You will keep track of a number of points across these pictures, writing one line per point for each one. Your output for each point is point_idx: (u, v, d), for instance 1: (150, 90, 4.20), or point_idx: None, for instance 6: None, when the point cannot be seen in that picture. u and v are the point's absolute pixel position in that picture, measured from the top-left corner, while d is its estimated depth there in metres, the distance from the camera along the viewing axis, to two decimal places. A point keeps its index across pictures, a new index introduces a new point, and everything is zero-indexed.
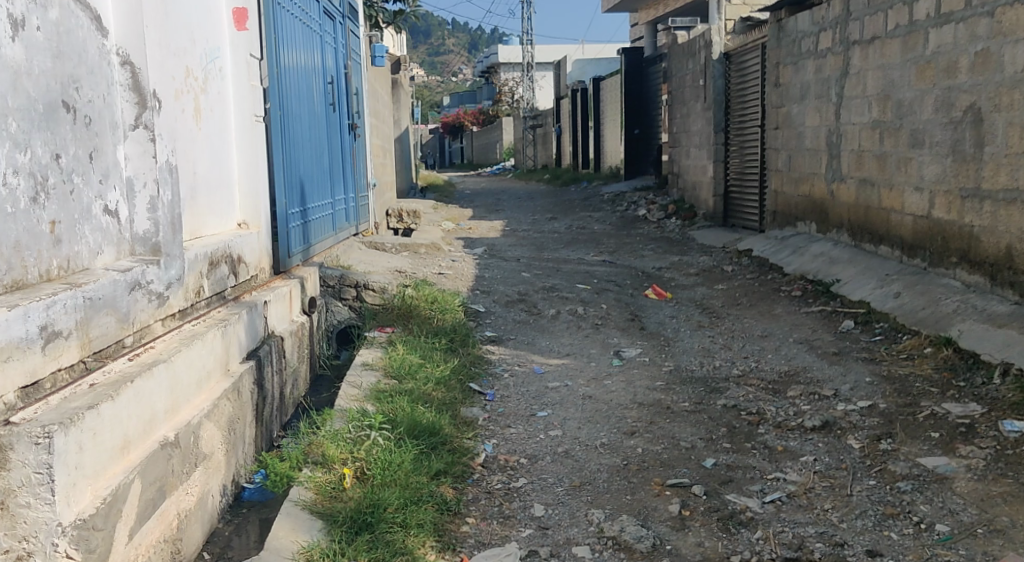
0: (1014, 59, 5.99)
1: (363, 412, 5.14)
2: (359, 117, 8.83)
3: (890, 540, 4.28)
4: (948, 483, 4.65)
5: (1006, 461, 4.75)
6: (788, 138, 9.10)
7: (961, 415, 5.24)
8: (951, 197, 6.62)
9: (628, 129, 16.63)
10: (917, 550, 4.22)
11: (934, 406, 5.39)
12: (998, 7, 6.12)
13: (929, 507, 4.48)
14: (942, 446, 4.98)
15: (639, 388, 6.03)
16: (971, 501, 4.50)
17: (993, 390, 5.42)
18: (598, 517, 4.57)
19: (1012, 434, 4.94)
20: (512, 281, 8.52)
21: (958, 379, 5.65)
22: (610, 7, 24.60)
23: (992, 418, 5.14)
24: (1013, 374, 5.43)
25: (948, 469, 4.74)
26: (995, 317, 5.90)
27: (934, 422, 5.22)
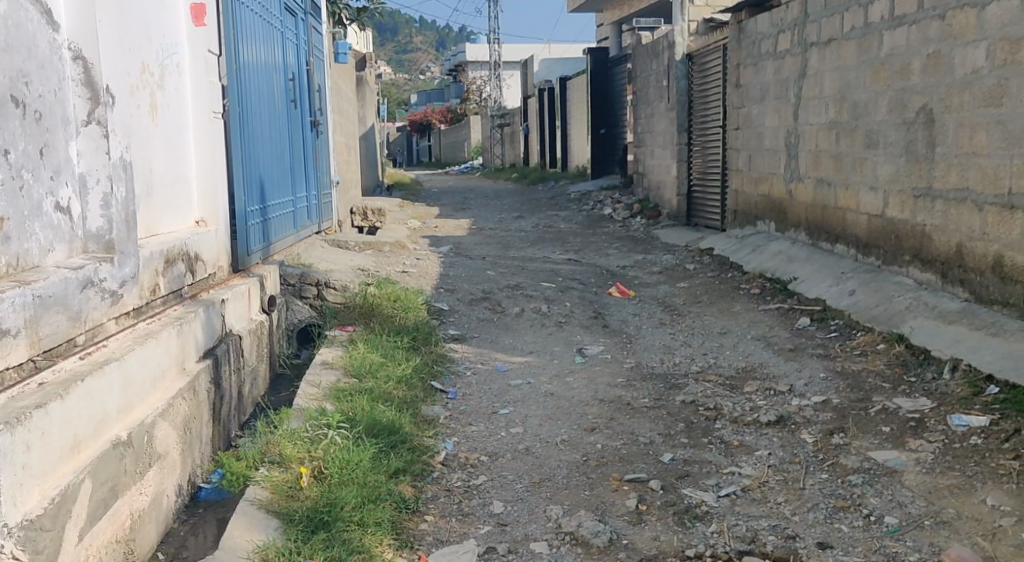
0: (964, 61, 6.06)
1: (321, 410, 5.13)
2: (322, 114, 8.79)
3: (840, 532, 4.33)
4: (897, 477, 4.70)
5: (953, 455, 4.81)
6: (747, 139, 9.17)
7: (912, 409, 5.29)
8: (904, 196, 6.68)
9: (594, 129, 16.68)
10: (866, 542, 4.26)
11: (885, 401, 5.44)
12: (949, 10, 6.19)
13: (878, 499, 4.53)
14: (892, 440, 5.03)
15: (601, 385, 6.04)
16: (919, 493, 4.55)
17: (943, 385, 5.48)
18: (557, 513, 4.58)
19: (960, 429, 5.00)
20: (476, 280, 8.51)
21: (909, 374, 5.71)
22: (576, 8, 24.63)
23: (942, 413, 5.20)
24: (962, 370, 5.50)
25: (898, 463, 4.80)
26: (945, 314, 5.99)
27: (885, 417, 5.27)
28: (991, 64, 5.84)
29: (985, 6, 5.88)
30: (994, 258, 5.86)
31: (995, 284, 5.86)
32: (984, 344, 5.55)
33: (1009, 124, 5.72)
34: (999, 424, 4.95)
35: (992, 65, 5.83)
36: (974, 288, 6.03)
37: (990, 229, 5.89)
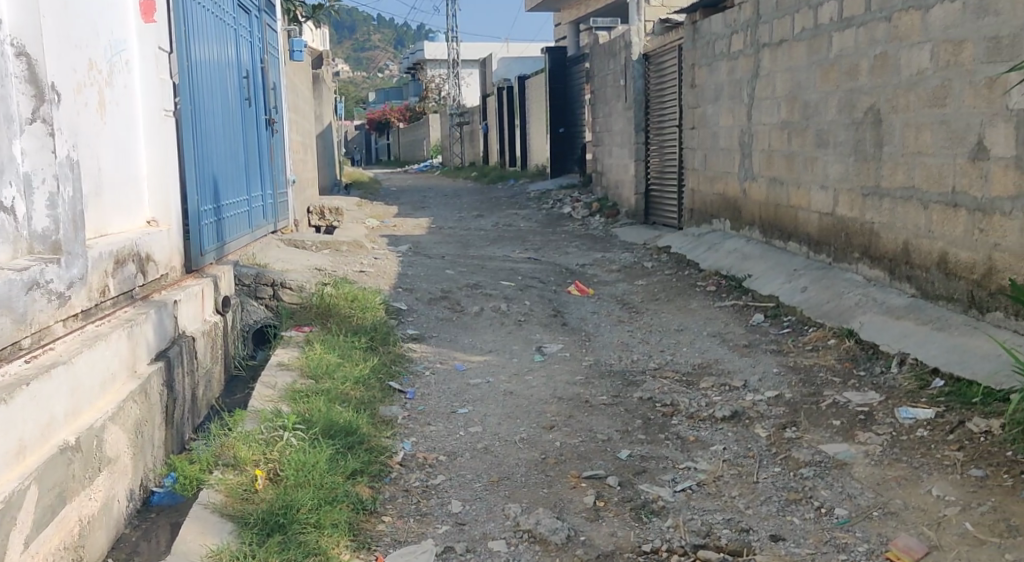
0: (909, 62, 6.13)
1: (275, 412, 5.10)
2: (277, 112, 8.74)
3: (792, 525, 4.39)
4: (847, 469, 4.76)
5: (901, 447, 4.87)
6: (702, 138, 9.22)
7: (861, 403, 5.35)
8: (853, 195, 6.75)
9: (553, 128, 16.71)
10: (817, 533, 4.32)
11: (836, 395, 5.50)
12: (895, 12, 6.25)
13: (829, 491, 4.60)
14: (843, 433, 5.09)
15: (560, 383, 6.05)
16: (868, 484, 4.61)
17: (891, 378, 5.55)
18: (515, 511, 4.59)
19: (908, 422, 5.06)
20: (434, 279, 8.49)
21: (859, 368, 5.78)
22: (533, 7, 24.63)
23: (890, 406, 5.26)
24: (909, 363, 5.57)
25: (848, 456, 4.85)
26: (893, 309, 6.08)
27: (835, 410, 5.33)
28: (935, 65, 5.92)
29: (929, 8, 5.95)
30: (939, 254, 5.94)
31: (940, 280, 5.94)
32: (931, 339, 5.63)
33: (952, 124, 5.79)
34: (945, 416, 5.02)
35: (936, 67, 5.91)
36: (921, 284, 6.11)
37: (935, 227, 5.97)
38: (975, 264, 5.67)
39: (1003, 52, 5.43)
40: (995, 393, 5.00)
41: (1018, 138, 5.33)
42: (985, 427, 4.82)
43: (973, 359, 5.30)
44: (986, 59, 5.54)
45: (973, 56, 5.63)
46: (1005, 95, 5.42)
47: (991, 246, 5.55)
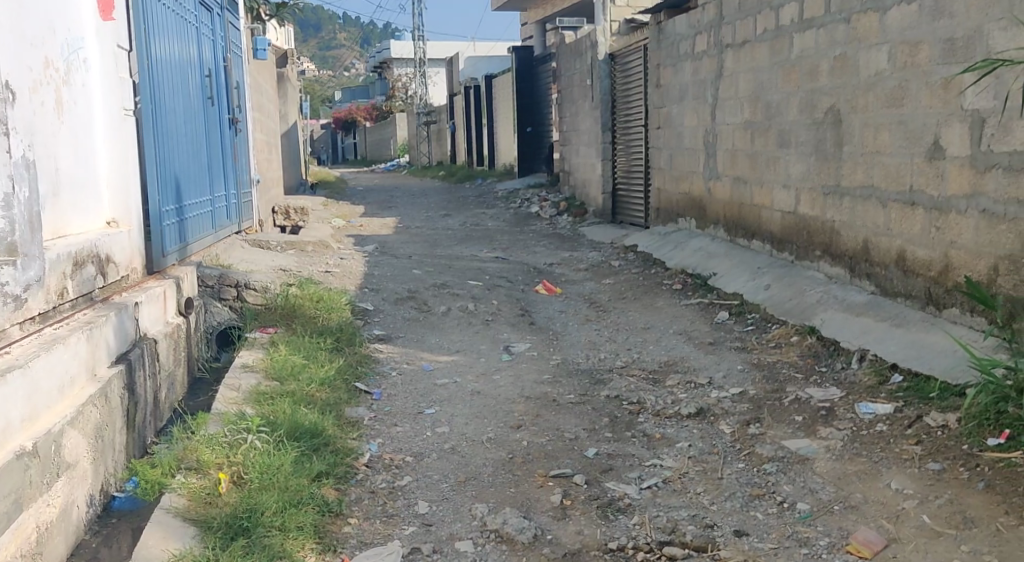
0: (868, 63, 6.17)
1: (239, 414, 5.06)
2: (240, 111, 8.69)
3: (755, 520, 4.43)
4: (809, 464, 4.80)
5: (861, 442, 4.92)
6: (668, 138, 9.25)
7: (823, 398, 5.39)
8: (814, 194, 6.79)
9: (520, 127, 16.71)
10: (779, 528, 4.37)
11: (799, 391, 5.54)
12: (854, 14, 6.30)
13: (791, 487, 4.64)
14: (805, 428, 5.13)
15: (527, 383, 6.05)
16: (829, 480, 4.66)
17: (851, 374, 5.60)
18: (481, 511, 4.58)
19: (867, 417, 5.10)
20: (401, 279, 8.47)
21: (820, 364, 5.83)
22: (500, 6, 24.61)
23: (850, 401, 5.30)
24: (869, 359, 5.62)
25: (810, 451, 4.89)
26: (854, 307, 6.13)
27: (797, 406, 5.37)
28: (892, 67, 5.97)
29: (887, 9, 5.99)
30: (897, 252, 5.99)
31: (898, 277, 6.00)
32: (891, 336, 5.68)
33: (910, 125, 5.84)
34: (903, 411, 5.06)
35: (894, 67, 5.95)
36: (880, 281, 6.17)
37: (893, 225, 6.02)
38: (932, 261, 5.72)
39: (958, 53, 5.47)
40: (951, 387, 5.05)
41: (973, 137, 5.38)
42: (943, 422, 4.87)
43: (931, 354, 5.36)
44: (941, 60, 5.59)
45: (929, 57, 5.67)
46: (960, 95, 5.47)
47: (947, 244, 5.61)
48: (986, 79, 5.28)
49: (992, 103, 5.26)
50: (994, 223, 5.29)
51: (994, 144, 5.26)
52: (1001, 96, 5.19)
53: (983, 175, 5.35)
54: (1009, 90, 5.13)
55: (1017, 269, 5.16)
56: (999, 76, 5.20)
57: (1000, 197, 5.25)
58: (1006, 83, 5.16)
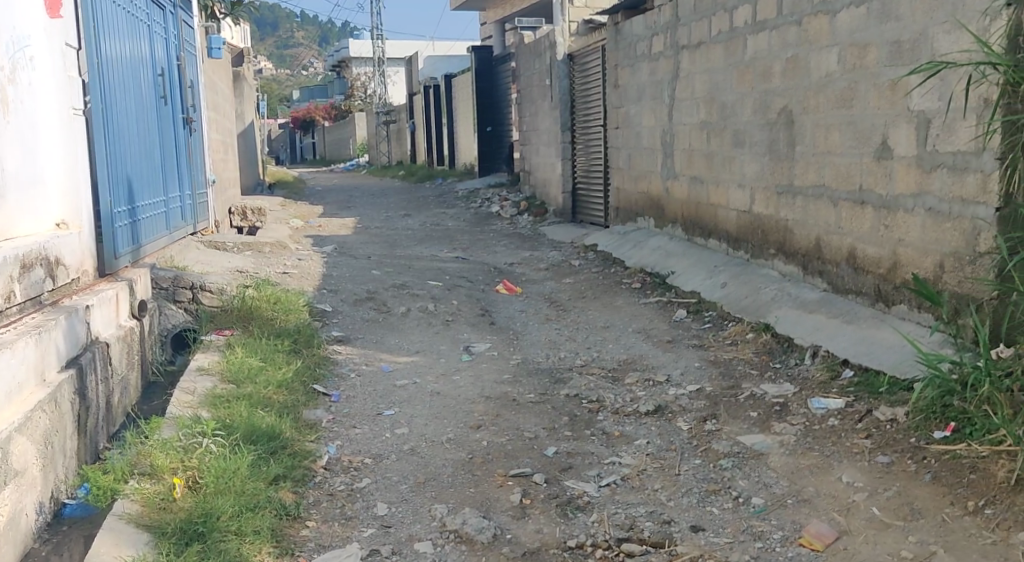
0: (819, 65, 6.22)
1: (194, 418, 5.01)
2: (195, 111, 8.61)
3: (711, 515, 4.47)
4: (763, 459, 4.84)
5: (814, 436, 4.96)
6: (626, 137, 9.27)
7: (777, 394, 5.43)
8: (768, 193, 6.84)
9: (480, 126, 16.69)
10: (734, 523, 4.41)
11: (754, 387, 5.58)
12: (805, 16, 6.34)
13: (746, 481, 4.68)
14: (759, 424, 5.17)
15: (487, 383, 6.04)
16: (782, 473, 4.70)
17: (805, 370, 5.65)
18: (441, 512, 4.57)
19: (820, 412, 5.15)
20: (360, 279, 8.43)
21: (775, 361, 5.88)
22: (459, 5, 24.56)
23: (803, 397, 5.35)
24: (822, 355, 5.67)
25: (764, 446, 4.93)
26: (807, 303, 6.19)
27: (753, 402, 5.41)
28: (842, 68, 6.01)
29: (836, 12, 6.04)
30: (848, 250, 6.05)
31: (849, 275, 6.05)
32: (842, 332, 5.74)
33: (859, 125, 5.90)
34: (854, 405, 5.13)
35: (844, 69, 6.00)
36: (832, 278, 6.22)
37: (844, 224, 6.08)
38: (881, 259, 5.78)
39: (904, 56, 5.53)
40: (899, 382, 5.10)
41: (919, 138, 5.44)
42: (891, 415, 4.92)
43: (880, 350, 5.41)
44: (888, 62, 5.64)
45: (877, 59, 5.72)
46: (906, 97, 5.52)
47: (895, 242, 5.66)
48: (931, 81, 5.34)
49: (937, 104, 5.32)
50: (940, 221, 5.35)
51: (938, 145, 5.32)
52: (946, 97, 5.26)
53: (928, 175, 5.41)
54: (953, 91, 5.19)
55: (962, 266, 5.22)
56: (944, 78, 5.26)
57: (945, 196, 5.31)
58: (950, 85, 5.22)
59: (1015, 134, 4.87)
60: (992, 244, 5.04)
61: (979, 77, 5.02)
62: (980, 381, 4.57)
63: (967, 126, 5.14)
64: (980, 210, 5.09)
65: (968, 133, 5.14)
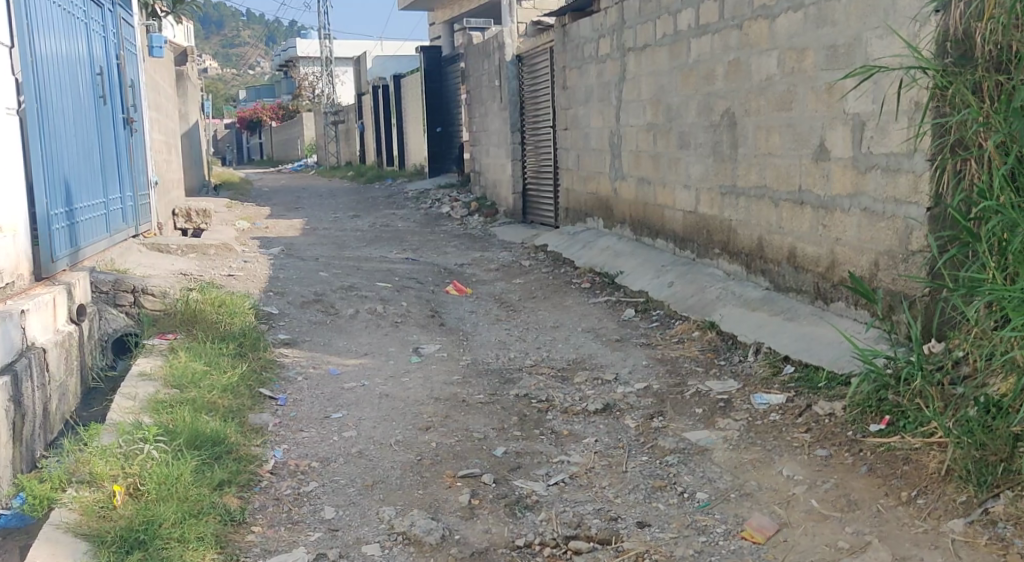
0: (759, 68, 6.26)
1: (135, 424, 4.91)
2: (136, 111, 8.50)
3: (657, 511, 4.48)
4: (708, 455, 4.87)
5: (756, 431, 5.00)
6: (575, 139, 9.28)
7: (722, 391, 5.47)
8: (712, 194, 6.88)
9: (430, 127, 16.63)
10: (679, 518, 4.43)
11: (699, 384, 5.60)
12: (746, 20, 6.37)
13: (691, 477, 4.70)
14: (704, 420, 5.20)
15: (436, 384, 6.00)
16: (726, 468, 4.74)
17: (748, 366, 5.70)
18: (389, 514, 4.54)
19: (762, 407, 5.20)
20: (307, 281, 8.35)
21: (720, 358, 5.92)
22: (408, 6, 24.47)
23: (746, 393, 5.39)
24: (764, 351, 5.72)
25: (708, 442, 4.96)
26: (750, 301, 6.24)
27: (698, 399, 5.43)
28: (781, 71, 6.06)
29: (775, 17, 6.08)
30: (789, 249, 6.10)
31: (790, 274, 6.10)
32: (783, 329, 5.78)
33: (798, 128, 5.94)
34: (795, 401, 5.17)
35: (783, 72, 6.04)
36: (773, 277, 6.27)
37: (785, 223, 6.12)
38: (820, 257, 5.83)
39: (840, 60, 5.58)
40: (838, 377, 5.17)
41: (855, 140, 5.50)
42: (830, 410, 4.98)
43: (818, 346, 5.46)
44: (825, 66, 5.69)
45: (814, 63, 5.77)
46: (842, 100, 5.58)
47: (833, 241, 5.72)
48: (865, 84, 5.40)
49: (871, 107, 5.38)
50: (875, 221, 5.40)
51: (873, 146, 5.38)
52: (879, 100, 5.32)
53: (864, 175, 5.46)
54: (886, 94, 5.26)
55: (896, 264, 5.28)
56: (878, 81, 5.32)
57: (879, 196, 5.36)
58: (884, 88, 5.29)
59: (943, 136, 4.93)
60: (924, 243, 5.10)
61: (910, 81, 5.08)
62: (913, 375, 4.69)
63: (899, 128, 5.20)
64: (913, 210, 5.15)
65: (900, 135, 5.20)
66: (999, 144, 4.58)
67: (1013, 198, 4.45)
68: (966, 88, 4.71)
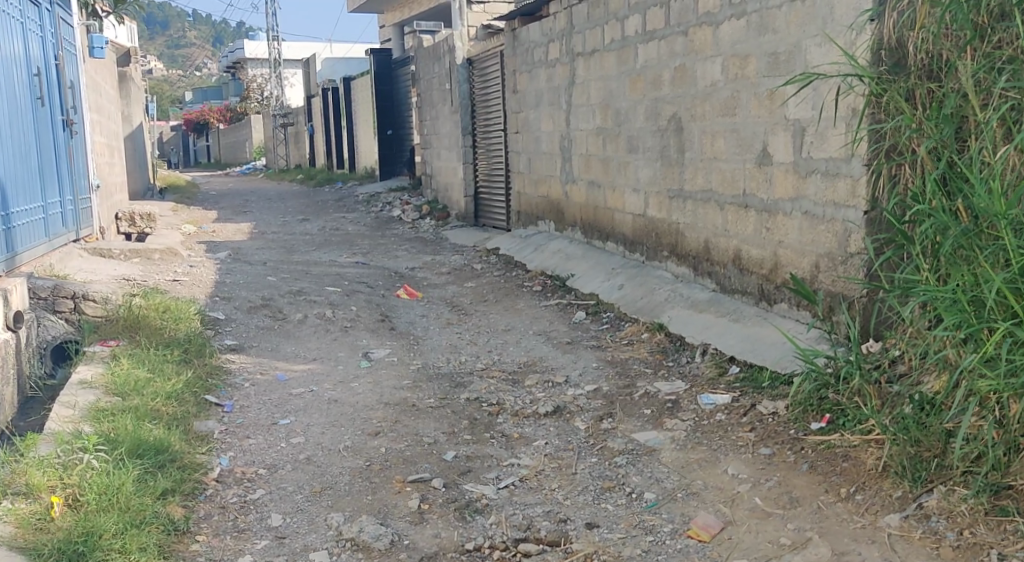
0: (705, 74, 6.27)
1: (74, 434, 4.81)
2: (76, 112, 8.33)
3: (606, 512, 4.46)
4: (656, 455, 4.86)
5: (703, 431, 5.00)
6: (526, 142, 9.26)
7: (670, 391, 5.46)
8: (660, 197, 6.88)
9: (381, 129, 16.54)
10: (628, 518, 4.41)
11: (648, 385, 5.60)
12: (691, 26, 6.38)
13: (639, 477, 4.69)
14: (652, 421, 5.19)
15: (386, 389, 5.94)
16: (673, 468, 4.73)
17: (695, 367, 5.70)
18: (337, 521, 4.48)
19: (709, 407, 5.20)
20: (254, 286, 8.24)
21: (669, 359, 5.92)
22: (358, 8, 24.36)
23: (694, 393, 5.39)
24: (711, 352, 5.73)
25: (657, 442, 4.96)
26: (697, 303, 6.25)
27: (647, 400, 5.43)
28: (725, 78, 6.07)
29: (719, 24, 6.10)
30: (734, 252, 6.12)
31: (735, 276, 6.12)
32: (729, 330, 5.80)
33: (742, 133, 5.96)
34: (741, 400, 5.18)
35: (727, 79, 6.06)
36: (720, 279, 6.28)
37: (730, 226, 6.14)
38: (764, 260, 5.85)
39: (781, 67, 5.61)
40: (780, 376, 5.18)
41: (796, 145, 5.52)
42: (774, 409, 5.00)
43: (763, 347, 5.47)
44: (766, 73, 5.72)
45: (756, 69, 5.79)
46: (783, 106, 5.61)
47: (776, 244, 5.74)
48: (805, 91, 5.43)
49: (811, 113, 5.41)
50: (816, 224, 5.43)
51: (813, 151, 5.40)
52: (818, 106, 5.35)
53: (804, 180, 5.48)
54: (824, 101, 5.29)
55: (835, 266, 5.31)
56: (816, 88, 5.34)
57: (819, 200, 5.39)
58: (822, 94, 5.32)
59: (878, 142, 4.97)
60: (862, 245, 5.13)
61: (847, 88, 5.11)
62: (851, 373, 4.71)
63: (837, 134, 5.23)
64: (851, 213, 5.18)
65: (838, 140, 5.23)
66: (931, 150, 4.61)
67: (945, 202, 4.46)
68: (900, 95, 4.73)
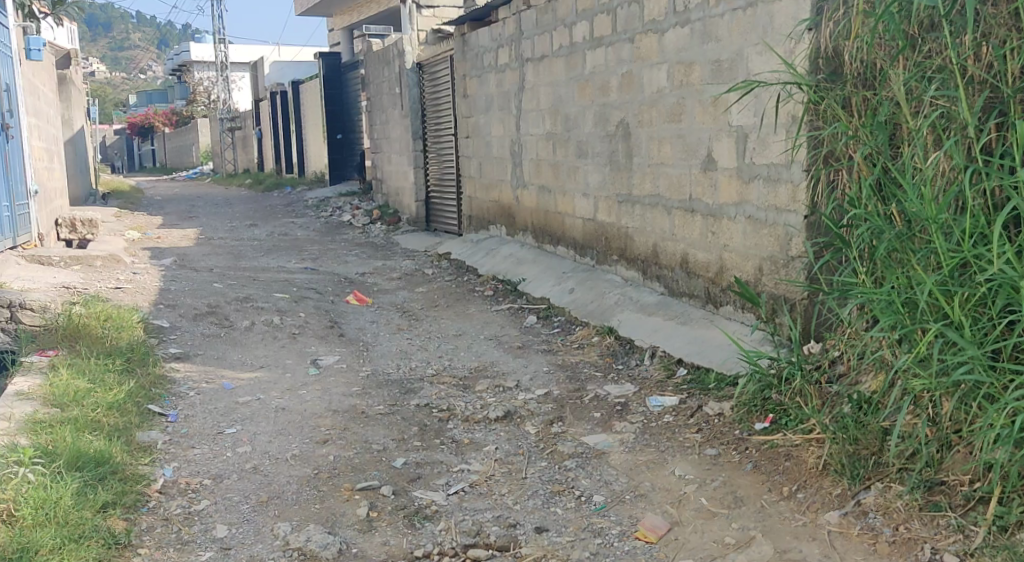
0: (651, 80, 6.26)
1: (10, 446, 4.67)
2: (11, 116, 8.14)
3: (554, 515, 4.41)
4: (605, 458, 4.83)
5: (651, 433, 4.98)
6: (476, 147, 9.21)
7: (619, 394, 5.44)
8: (609, 202, 6.86)
9: (331, 134, 16.40)
10: (576, 521, 4.37)
11: (598, 389, 5.56)
12: (637, 33, 6.37)
13: (589, 481, 4.65)
14: (602, 424, 5.15)
15: (335, 396, 5.86)
16: (622, 471, 4.70)
17: (645, 370, 5.68)
18: (284, 530, 4.39)
19: (657, 409, 5.18)
20: (201, 293, 8.10)
21: (618, 362, 5.89)
22: (306, 13, 24.19)
23: (644, 396, 5.37)
24: (660, 355, 5.71)
25: (606, 445, 4.93)
26: (646, 306, 6.24)
27: (597, 403, 5.40)
28: (671, 84, 6.06)
29: (664, 31, 6.08)
30: (681, 256, 6.11)
31: (683, 279, 6.11)
32: (676, 332, 5.79)
33: (687, 138, 5.95)
34: (688, 402, 5.17)
35: (672, 86, 6.05)
36: (668, 282, 6.27)
37: (677, 230, 6.13)
38: (710, 263, 5.84)
39: (724, 74, 5.61)
40: (726, 378, 5.18)
41: (739, 150, 5.52)
42: (720, 410, 4.99)
43: (709, 349, 5.46)
44: (710, 80, 5.71)
45: (701, 77, 5.79)
46: (726, 113, 5.61)
47: (721, 247, 5.73)
48: (747, 98, 5.43)
49: (753, 120, 5.41)
50: (758, 228, 5.43)
51: (755, 157, 5.41)
52: (759, 113, 5.35)
53: (748, 185, 5.48)
54: (766, 107, 5.29)
55: (778, 269, 5.31)
56: (758, 95, 5.35)
57: (762, 205, 5.39)
58: (763, 102, 5.32)
59: (817, 148, 4.98)
60: (803, 249, 5.13)
61: (787, 96, 5.13)
62: (793, 374, 4.73)
63: (778, 140, 5.24)
64: (792, 218, 5.19)
65: (779, 146, 5.23)
66: (865, 157, 4.62)
67: (880, 207, 4.47)
68: (836, 103, 4.75)
